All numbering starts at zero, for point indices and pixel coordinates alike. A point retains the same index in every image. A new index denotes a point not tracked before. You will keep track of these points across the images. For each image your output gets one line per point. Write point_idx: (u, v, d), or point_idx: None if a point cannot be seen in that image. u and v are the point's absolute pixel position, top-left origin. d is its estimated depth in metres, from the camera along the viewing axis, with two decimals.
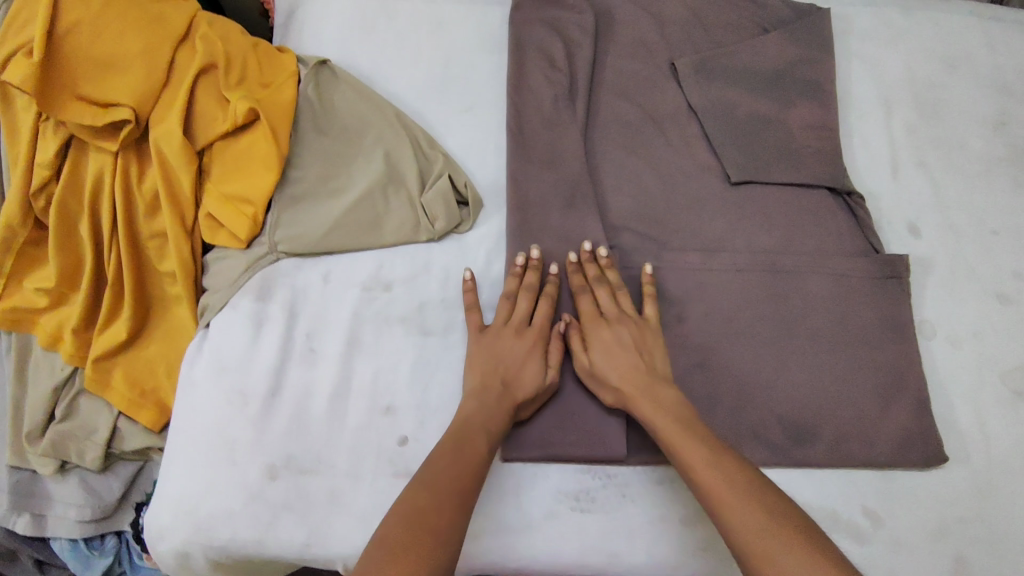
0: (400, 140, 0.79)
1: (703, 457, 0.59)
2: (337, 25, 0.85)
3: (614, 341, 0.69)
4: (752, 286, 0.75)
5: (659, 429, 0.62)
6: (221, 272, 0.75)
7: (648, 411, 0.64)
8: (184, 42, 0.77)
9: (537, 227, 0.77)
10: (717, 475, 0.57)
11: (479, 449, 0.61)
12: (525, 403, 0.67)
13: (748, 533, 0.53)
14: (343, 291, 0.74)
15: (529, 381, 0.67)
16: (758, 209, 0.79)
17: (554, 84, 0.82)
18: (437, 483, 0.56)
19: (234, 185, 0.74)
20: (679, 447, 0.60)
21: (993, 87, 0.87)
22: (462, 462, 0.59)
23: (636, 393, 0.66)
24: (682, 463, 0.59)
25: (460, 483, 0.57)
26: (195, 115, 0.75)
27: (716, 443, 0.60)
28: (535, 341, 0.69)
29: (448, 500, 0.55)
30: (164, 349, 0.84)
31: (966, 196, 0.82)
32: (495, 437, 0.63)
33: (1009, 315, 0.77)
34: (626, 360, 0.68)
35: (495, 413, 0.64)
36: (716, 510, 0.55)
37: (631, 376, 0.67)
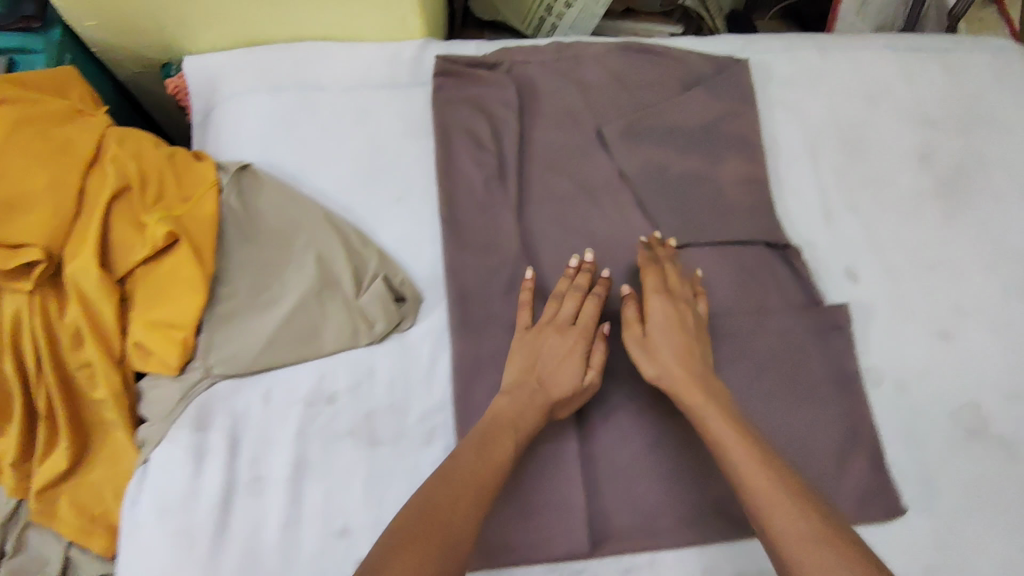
0: (330, 241, 0.77)
1: (757, 461, 0.59)
2: (255, 127, 0.84)
3: (668, 321, 0.69)
4: None
5: (711, 422, 0.63)
6: (155, 401, 0.72)
7: (699, 403, 0.64)
8: (95, 165, 0.74)
9: (478, 318, 0.75)
10: (766, 478, 0.57)
11: (504, 446, 0.62)
12: (563, 401, 0.68)
13: (790, 538, 0.54)
14: (285, 409, 0.71)
15: (565, 380, 0.67)
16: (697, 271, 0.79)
17: (482, 166, 0.81)
18: (460, 481, 0.58)
19: (160, 310, 0.72)
20: (734, 446, 0.60)
21: (916, 119, 0.88)
22: (488, 460, 0.60)
23: (688, 381, 0.66)
24: (732, 460, 0.60)
25: (485, 481, 0.59)
26: (112, 242, 0.72)
27: (771, 453, 0.60)
28: (581, 338, 0.70)
29: (467, 501, 0.57)
30: (111, 470, 0.79)
31: (901, 235, 0.82)
32: (523, 435, 0.64)
33: (953, 353, 0.78)
34: (682, 342, 0.68)
35: (529, 411, 0.65)
36: (762, 509, 0.56)
37: (682, 362, 0.67)
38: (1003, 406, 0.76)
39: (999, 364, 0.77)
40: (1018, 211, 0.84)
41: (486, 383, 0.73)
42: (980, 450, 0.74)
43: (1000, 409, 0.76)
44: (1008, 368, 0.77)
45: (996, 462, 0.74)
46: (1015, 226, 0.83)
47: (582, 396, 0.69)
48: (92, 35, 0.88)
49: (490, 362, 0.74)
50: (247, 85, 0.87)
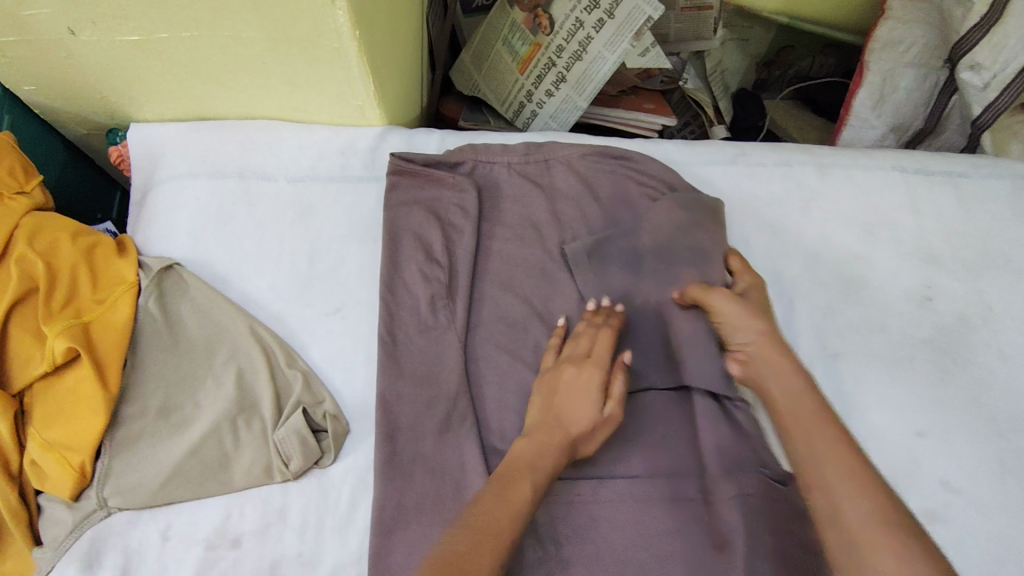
0: (254, 359, 0.70)
1: (822, 439, 0.58)
2: (189, 219, 0.77)
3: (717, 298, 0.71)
4: (648, 518, 0.66)
5: (784, 402, 0.63)
6: (46, 528, 0.66)
7: (772, 382, 0.65)
8: (2, 263, 0.68)
9: (406, 459, 0.68)
10: (831, 449, 0.57)
11: (527, 484, 0.56)
12: (582, 442, 0.63)
13: (857, 517, 0.52)
14: (184, 551, 0.65)
15: (583, 412, 0.64)
16: (646, 422, 0.71)
17: (430, 280, 0.74)
18: (481, 527, 0.52)
19: (56, 433, 0.65)
20: (808, 422, 0.60)
21: (917, 254, 0.80)
22: (507, 501, 0.54)
23: (764, 354, 0.66)
24: (798, 438, 0.60)
25: (507, 525, 0.53)
26: (10, 355, 0.66)
27: (841, 427, 0.59)
28: (597, 367, 0.67)
29: (486, 549, 0.50)
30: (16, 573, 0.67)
31: (889, 392, 0.74)
32: (545, 475, 0.58)
33: (939, 538, 0.68)
34: (760, 312, 0.70)
35: (547, 450, 0.60)
36: (814, 481, 0.56)
37: (757, 330, 0.68)
38: None
39: (991, 554, 0.68)
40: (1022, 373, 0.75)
41: (406, 538, 0.65)
42: None
43: None
44: (1002, 560, 0.68)
45: None
46: (1018, 391, 0.75)
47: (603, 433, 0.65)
48: (37, 98, 0.83)
49: (413, 513, 0.66)
50: (187, 168, 0.80)
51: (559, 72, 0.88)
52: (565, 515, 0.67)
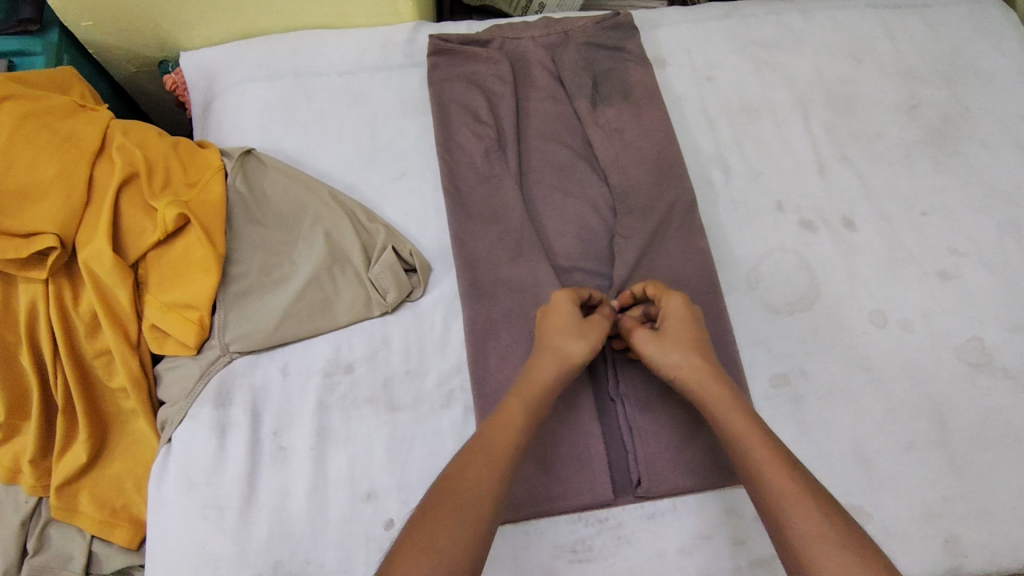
0: (339, 217, 0.78)
1: (791, 476, 0.55)
2: (256, 115, 0.86)
3: (686, 324, 0.66)
4: (700, 294, 0.75)
5: (726, 418, 0.60)
6: (174, 382, 0.73)
7: (717, 401, 0.61)
8: (102, 155, 0.76)
9: (486, 282, 0.77)
10: (785, 474, 0.55)
11: (514, 408, 0.62)
12: (569, 351, 0.66)
13: (817, 538, 0.51)
14: (304, 380, 0.73)
15: (560, 324, 0.67)
16: (683, 223, 0.78)
17: (481, 138, 0.83)
18: (477, 448, 0.60)
19: (175, 293, 0.73)
20: (755, 452, 0.57)
21: (900, 72, 0.91)
22: (496, 427, 0.61)
23: (706, 370, 0.63)
24: (754, 458, 0.57)
25: (501, 448, 0.59)
26: (124, 228, 0.74)
27: (786, 452, 0.58)
28: (566, 292, 0.70)
29: (482, 464, 0.58)
30: (131, 462, 0.80)
31: (894, 183, 0.85)
32: (535, 398, 0.64)
33: (953, 291, 0.79)
34: (691, 333, 0.66)
35: (541, 368, 0.65)
36: (779, 506, 0.54)
37: (701, 357, 0.64)
38: (1007, 338, 0.77)
39: (1002, 300, 0.79)
40: (1006, 155, 0.86)
41: (498, 344, 0.74)
42: (988, 381, 0.75)
43: (1004, 341, 0.77)
44: (1010, 302, 0.79)
45: (1005, 393, 0.75)
46: (1001, 169, 0.86)
47: (597, 340, 0.67)
48: (90, 36, 0.88)
49: (502, 325, 0.75)
50: (244, 75, 0.88)
51: None
52: None
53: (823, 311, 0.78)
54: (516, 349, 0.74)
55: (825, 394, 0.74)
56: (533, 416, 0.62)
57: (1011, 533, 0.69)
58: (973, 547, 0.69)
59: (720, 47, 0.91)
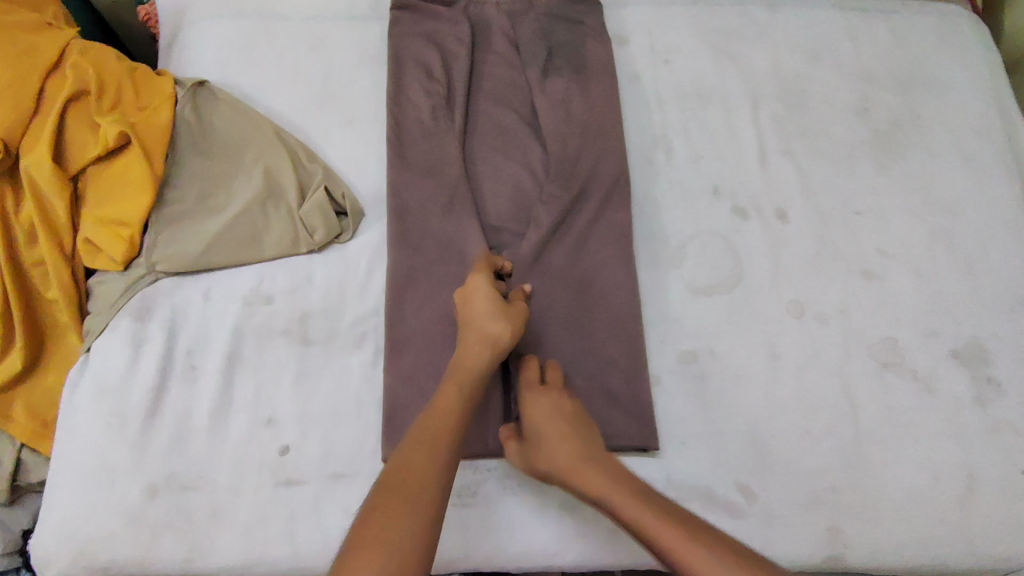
0: (279, 154, 0.80)
1: (706, 557, 0.52)
2: (216, 50, 0.88)
3: (543, 413, 0.64)
4: (617, 264, 0.77)
5: (624, 510, 0.57)
6: (101, 295, 0.76)
7: (603, 494, 0.58)
8: (57, 71, 0.79)
9: (413, 232, 0.77)
10: (706, 554, 0.52)
11: (452, 396, 0.61)
12: (492, 331, 0.65)
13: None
14: (223, 306, 0.75)
15: (479, 309, 0.67)
16: (612, 195, 0.80)
17: (430, 94, 0.84)
18: (418, 439, 0.58)
19: (110, 208, 0.75)
20: (667, 544, 0.54)
21: (856, 74, 0.91)
22: (436, 412, 0.60)
23: (570, 463, 0.61)
24: (671, 555, 0.53)
25: (442, 432, 0.58)
26: (68, 141, 0.76)
27: (703, 525, 0.55)
28: (483, 273, 0.70)
29: (426, 456, 0.56)
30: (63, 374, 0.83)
31: (833, 180, 0.86)
32: (471, 387, 0.62)
33: (875, 290, 0.80)
34: (561, 427, 0.63)
35: (466, 354, 0.65)
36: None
37: (570, 450, 0.61)
38: (919, 342, 0.78)
39: (922, 305, 0.80)
40: (949, 165, 0.87)
41: (415, 292, 0.75)
42: (895, 381, 0.76)
43: (917, 344, 0.78)
44: (929, 308, 0.80)
45: (909, 394, 0.76)
46: (942, 179, 0.86)
47: (518, 321, 0.67)
48: None
49: (422, 274, 0.76)
50: (210, 11, 0.90)
51: None
52: (548, 281, 0.76)
53: (742, 296, 0.79)
54: (432, 299, 0.75)
55: (729, 376, 0.76)
56: (471, 402, 0.62)
57: (894, 531, 0.70)
58: (853, 538, 0.70)
59: (682, 31, 0.92)
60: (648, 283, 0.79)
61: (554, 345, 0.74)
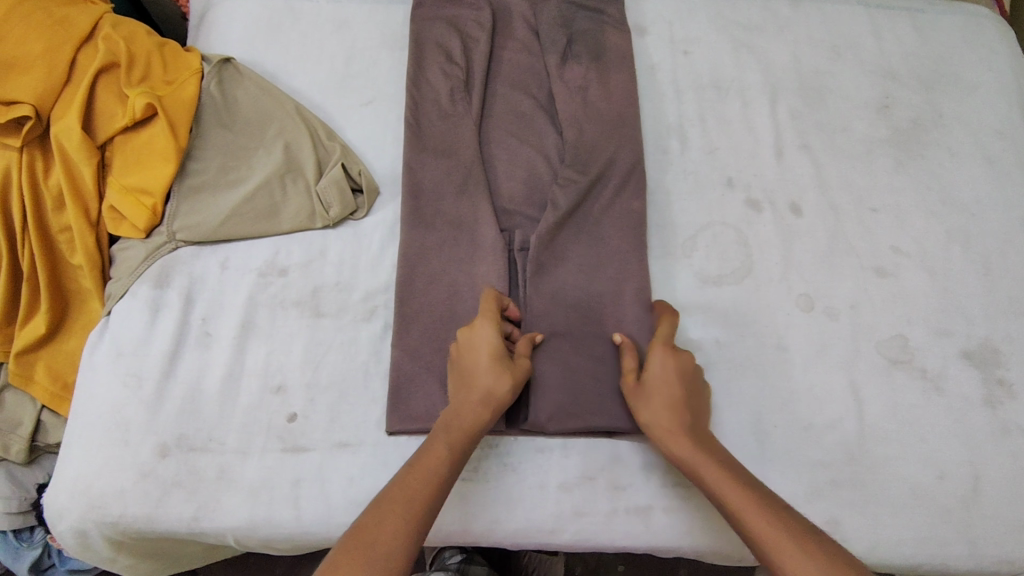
0: (299, 131, 0.81)
1: (764, 515, 0.56)
2: (243, 28, 0.90)
3: (664, 379, 0.66)
4: (628, 250, 0.77)
5: (703, 471, 0.61)
6: (123, 261, 0.78)
7: (687, 454, 0.62)
8: (89, 43, 0.81)
9: (426, 211, 0.79)
10: (763, 515, 0.56)
11: (436, 453, 0.60)
12: (498, 388, 0.64)
13: None
14: (239, 276, 0.77)
15: (486, 374, 0.65)
16: (626, 183, 0.81)
17: (449, 77, 0.85)
18: (393, 497, 0.57)
19: (134, 177, 0.77)
20: (731, 498, 0.58)
21: (878, 71, 0.91)
22: (420, 472, 0.59)
23: (676, 429, 0.64)
24: (731, 508, 0.58)
25: (421, 495, 0.57)
26: (97, 111, 0.78)
27: (760, 490, 0.59)
28: (490, 321, 0.67)
29: (397, 515, 0.55)
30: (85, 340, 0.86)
31: (849, 176, 0.85)
32: (459, 446, 0.61)
33: (887, 287, 0.80)
34: (664, 394, 0.65)
35: (465, 412, 0.63)
36: (773, 559, 0.54)
37: (672, 413, 0.64)
38: (930, 341, 0.78)
39: (934, 305, 0.79)
40: (969, 165, 0.86)
41: (425, 271, 0.76)
42: (903, 378, 0.76)
43: (927, 343, 0.78)
44: (941, 307, 0.79)
45: (917, 392, 0.75)
46: (960, 179, 0.86)
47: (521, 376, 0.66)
48: None
49: (433, 253, 0.77)
50: None
51: None
52: (564, 264, 0.77)
53: (751, 287, 0.79)
54: (443, 278, 0.76)
55: (734, 367, 0.76)
56: (457, 463, 0.61)
57: (895, 527, 0.70)
58: (852, 532, 0.70)
59: (702, 23, 0.93)
60: (657, 271, 0.79)
61: (561, 327, 0.74)
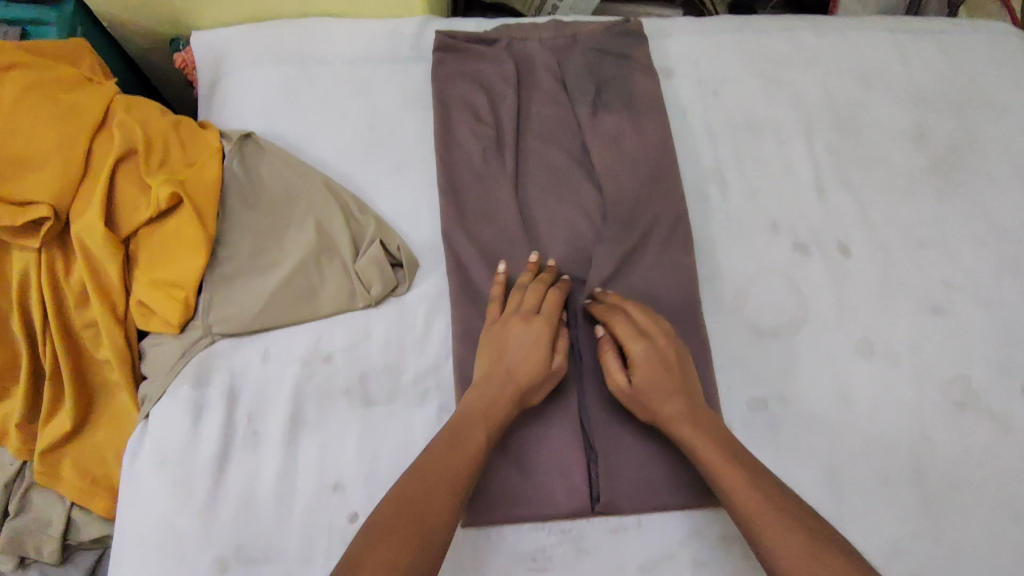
0: (330, 207, 0.78)
1: (728, 463, 0.60)
2: (259, 100, 0.86)
3: (648, 358, 0.66)
4: (682, 312, 0.75)
5: (696, 445, 0.62)
6: (157, 358, 0.74)
7: (672, 416, 0.64)
8: (103, 131, 0.77)
9: (472, 283, 0.76)
10: (732, 467, 0.59)
11: (477, 437, 0.60)
12: (531, 392, 0.65)
13: (773, 535, 0.55)
14: (282, 367, 0.73)
15: (531, 367, 0.65)
16: (671, 241, 0.78)
17: (480, 137, 0.83)
18: (432, 471, 0.57)
19: (165, 270, 0.73)
20: (700, 449, 0.62)
21: (910, 98, 0.89)
22: (459, 455, 0.59)
23: (664, 397, 0.65)
24: (699, 458, 0.61)
25: (457, 474, 0.58)
26: (118, 202, 0.74)
27: (731, 441, 0.63)
28: (543, 325, 0.67)
29: (442, 490, 0.56)
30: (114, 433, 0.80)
31: (893, 211, 0.83)
32: (495, 431, 0.62)
33: (944, 326, 0.78)
34: (663, 379, 0.65)
35: (497, 405, 0.63)
36: (751, 530, 0.56)
37: (669, 397, 0.64)
38: (992, 378, 0.76)
39: (992, 339, 0.78)
40: (1010, 190, 0.85)
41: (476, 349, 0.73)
42: (970, 422, 0.74)
43: (988, 382, 0.76)
44: (999, 342, 0.78)
45: (986, 435, 0.73)
46: (1004, 206, 0.84)
47: (551, 381, 0.67)
48: (106, 8, 0.91)
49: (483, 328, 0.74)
50: (252, 58, 0.89)
51: None
52: None
53: (808, 337, 0.77)
54: None
55: (799, 423, 0.73)
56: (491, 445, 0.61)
57: None
58: None
59: (729, 60, 0.90)
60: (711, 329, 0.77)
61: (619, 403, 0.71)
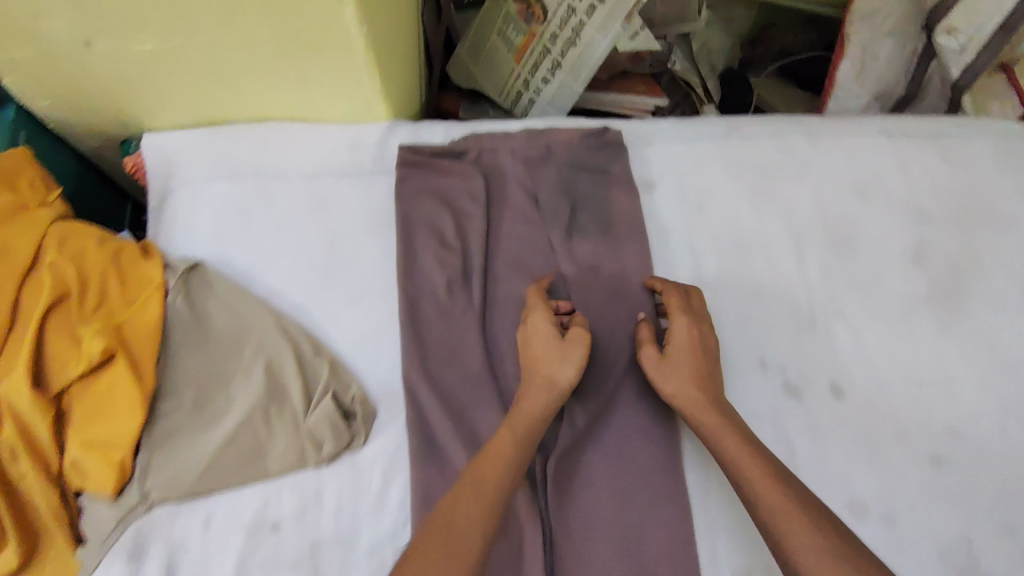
0: (281, 349, 0.72)
1: (753, 463, 0.59)
2: (210, 221, 0.81)
3: (677, 332, 0.69)
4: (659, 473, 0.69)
5: (721, 442, 0.61)
6: (90, 525, 0.67)
7: (698, 411, 0.64)
8: (33, 273, 0.71)
9: (433, 438, 0.70)
10: (759, 467, 0.59)
11: (503, 445, 0.61)
12: (558, 371, 0.66)
13: (798, 539, 0.53)
14: (225, 538, 0.67)
15: (550, 353, 0.67)
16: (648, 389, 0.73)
17: (446, 265, 0.77)
18: (463, 492, 0.57)
19: (98, 431, 0.67)
20: (728, 449, 0.61)
21: (909, 214, 0.83)
22: (489, 469, 0.59)
23: (690, 386, 0.66)
24: (722, 455, 0.61)
25: (491, 491, 0.57)
26: (48, 358, 0.68)
27: (756, 440, 0.62)
28: (546, 306, 0.70)
29: (469, 506, 0.56)
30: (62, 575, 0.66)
31: (890, 345, 0.77)
32: (523, 427, 0.63)
33: (945, 480, 0.72)
34: (688, 352, 0.68)
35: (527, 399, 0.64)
36: (778, 531, 0.55)
37: (695, 382, 0.66)
38: (997, 541, 0.69)
39: (996, 494, 0.71)
40: (1016, 318, 0.79)
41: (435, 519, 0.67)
42: None
43: (994, 547, 0.69)
44: (1004, 499, 0.71)
45: None
46: (1010, 338, 0.78)
47: (578, 352, 0.67)
48: (49, 112, 0.84)
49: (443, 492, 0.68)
50: (204, 172, 0.83)
51: (554, 59, 0.94)
52: (590, 489, 0.69)
53: None
54: None
55: None
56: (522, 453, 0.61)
57: None
58: None
59: (716, 170, 0.84)
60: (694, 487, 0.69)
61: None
